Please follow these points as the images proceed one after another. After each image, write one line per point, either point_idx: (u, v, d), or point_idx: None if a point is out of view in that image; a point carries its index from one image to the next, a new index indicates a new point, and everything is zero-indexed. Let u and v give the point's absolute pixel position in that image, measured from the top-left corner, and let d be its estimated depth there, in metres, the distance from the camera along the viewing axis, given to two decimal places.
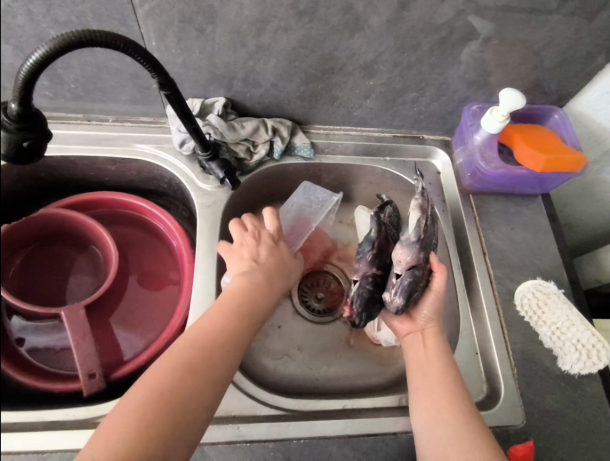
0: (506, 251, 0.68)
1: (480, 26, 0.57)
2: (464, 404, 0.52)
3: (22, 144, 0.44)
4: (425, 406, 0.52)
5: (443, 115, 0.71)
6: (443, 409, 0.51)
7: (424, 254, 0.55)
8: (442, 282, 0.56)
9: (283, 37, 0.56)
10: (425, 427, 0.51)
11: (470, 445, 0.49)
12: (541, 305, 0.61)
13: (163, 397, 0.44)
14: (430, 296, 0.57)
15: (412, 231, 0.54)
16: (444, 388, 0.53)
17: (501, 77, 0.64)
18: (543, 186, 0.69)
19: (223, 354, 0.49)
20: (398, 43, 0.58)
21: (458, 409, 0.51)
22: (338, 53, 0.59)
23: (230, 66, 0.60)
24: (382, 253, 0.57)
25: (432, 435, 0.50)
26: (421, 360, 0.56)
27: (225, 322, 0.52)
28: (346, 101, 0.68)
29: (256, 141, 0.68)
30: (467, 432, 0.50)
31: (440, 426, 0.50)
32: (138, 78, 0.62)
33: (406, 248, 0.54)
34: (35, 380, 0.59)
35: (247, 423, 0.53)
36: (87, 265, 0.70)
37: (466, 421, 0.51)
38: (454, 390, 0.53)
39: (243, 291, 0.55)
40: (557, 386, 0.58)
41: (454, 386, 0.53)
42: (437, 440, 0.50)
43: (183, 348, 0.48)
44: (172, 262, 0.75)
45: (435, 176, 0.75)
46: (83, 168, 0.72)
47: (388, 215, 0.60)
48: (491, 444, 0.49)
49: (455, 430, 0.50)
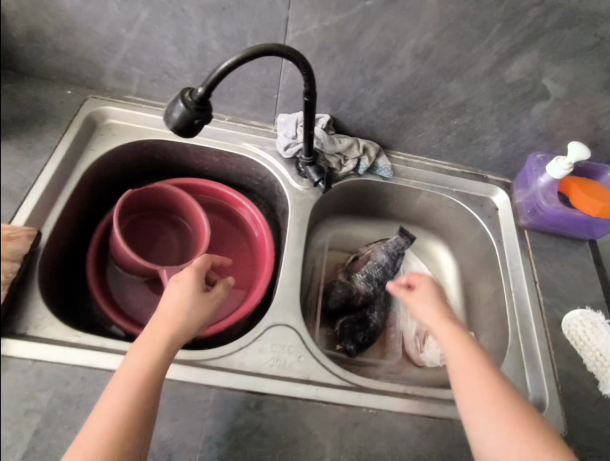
0: (555, 283, 0.76)
1: (555, 88, 0.69)
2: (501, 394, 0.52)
3: (193, 121, 0.56)
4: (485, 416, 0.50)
5: (509, 159, 0.82)
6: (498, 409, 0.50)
7: (344, 276, 0.82)
8: (407, 292, 0.64)
9: (395, 73, 0.69)
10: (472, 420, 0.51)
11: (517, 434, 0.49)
12: (587, 334, 0.67)
13: (129, 407, 0.46)
14: (422, 307, 0.61)
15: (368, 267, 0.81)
16: (481, 379, 0.52)
17: (566, 133, 0.75)
18: (592, 232, 0.78)
19: (156, 372, 0.49)
20: (487, 91, 0.70)
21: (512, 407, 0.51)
22: (436, 92, 0.71)
23: (344, 89, 0.72)
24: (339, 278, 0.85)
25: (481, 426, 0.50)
26: (460, 361, 0.54)
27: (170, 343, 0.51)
28: (429, 134, 0.79)
29: (347, 156, 0.80)
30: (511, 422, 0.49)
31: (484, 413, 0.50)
32: (265, 88, 0.75)
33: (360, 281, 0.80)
34: (132, 327, 0.69)
35: (324, 387, 0.60)
36: (176, 241, 0.82)
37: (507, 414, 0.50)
38: (487, 377, 0.53)
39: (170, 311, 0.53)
40: (597, 407, 0.64)
41: (487, 376, 0.53)
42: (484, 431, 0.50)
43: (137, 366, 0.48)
44: (250, 251, 0.85)
45: (494, 211, 0.85)
46: (193, 156, 0.84)
47: (367, 248, 0.86)
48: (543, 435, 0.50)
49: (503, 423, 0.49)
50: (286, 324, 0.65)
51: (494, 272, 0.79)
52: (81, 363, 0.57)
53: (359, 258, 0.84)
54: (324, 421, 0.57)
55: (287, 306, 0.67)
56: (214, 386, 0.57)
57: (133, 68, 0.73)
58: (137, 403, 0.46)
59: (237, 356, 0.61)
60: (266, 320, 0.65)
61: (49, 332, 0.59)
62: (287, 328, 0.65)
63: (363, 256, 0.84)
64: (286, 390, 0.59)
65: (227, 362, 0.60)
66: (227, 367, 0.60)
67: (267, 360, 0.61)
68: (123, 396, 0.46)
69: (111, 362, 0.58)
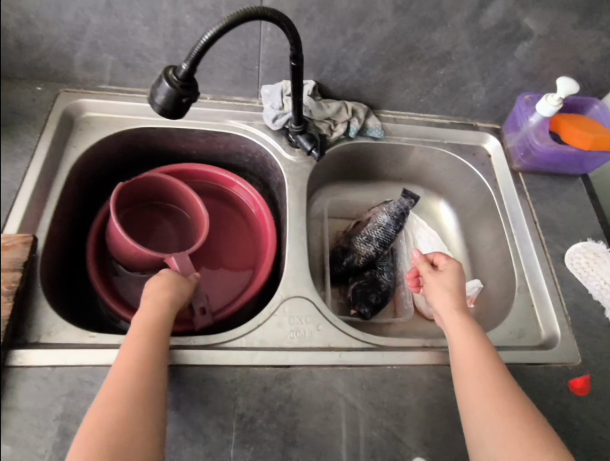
0: (554, 220, 0.77)
1: (539, 25, 0.68)
2: (501, 394, 0.50)
3: (181, 100, 0.54)
4: (476, 411, 0.50)
5: (497, 103, 0.82)
6: (490, 399, 0.50)
7: (346, 240, 0.84)
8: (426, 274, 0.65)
9: (377, 28, 0.67)
10: (474, 423, 0.50)
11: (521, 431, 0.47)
12: (590, 264, 0.70)
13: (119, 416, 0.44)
14: (439, 292, 0.62)
15: (369, 227, 0.82)
16: (479, 362, 0.53)
17: (552, 69, 0.75)
18: (584, 166, 0.79)
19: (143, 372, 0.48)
20: (471, 36, 0.69)
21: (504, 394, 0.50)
22: (419, 43, 0.70)
23: (326, 52, 0.70)
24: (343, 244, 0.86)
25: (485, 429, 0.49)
26: (464, 348, 0.55)
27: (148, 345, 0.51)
28: (416, 88, 0.78)
29: (336, 120, 0.78)
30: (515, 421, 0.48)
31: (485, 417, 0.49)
32: (245, 60, 0.72)
33: (361, 243, 0.81)
34: None
35: (347, 351, 0.61)
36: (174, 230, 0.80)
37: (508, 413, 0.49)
38: (489, 378, 0.52)
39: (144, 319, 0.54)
40: (606, 332, 0.67)
41: (490, 375, 0.52)
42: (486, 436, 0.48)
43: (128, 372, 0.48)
44: (250, 229, 0.84)
45: (487, 158, 0.85)
46: (179, 141, 0.81)
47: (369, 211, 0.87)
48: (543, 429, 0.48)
49: (507, 422, 0.48)
50: (302, 297, 0.65)
51: (494, 218, 0.80)
52: (101, 363, 0.55)
53: (360, 221, 0.86)
54: (352, 383, 0.58)
55: (298, 278, 0.67)
56: (240, 366, 0.58)
57: (104, 56, 0.70)
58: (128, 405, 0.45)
59: (257, 333, 0.61)
60: (279, 293, 0.65)
61: (61, 337, 0.58)
62: (303, 300, 0.65)
63: (364, 219, 0.85)
64: (309, 360, 0.59)
65: (248, 340, 0.61)
66: (248, 346, 0.60)
67: (287, 333, 0.62)
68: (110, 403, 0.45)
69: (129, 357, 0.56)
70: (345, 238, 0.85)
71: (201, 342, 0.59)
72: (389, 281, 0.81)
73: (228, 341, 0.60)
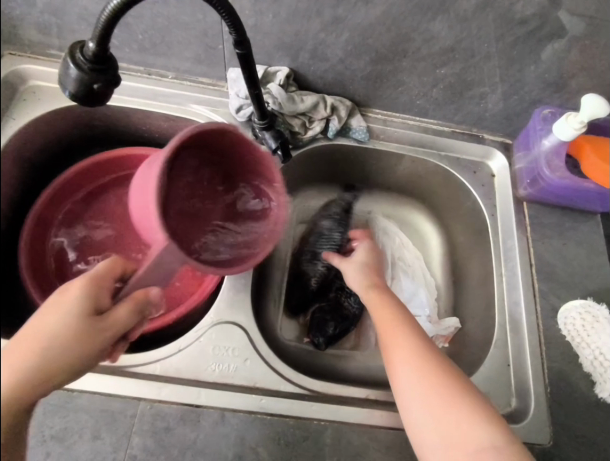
0: (555, 265, 0.65)
1: (570, 25, 0.53)
2: (430, 363, 0.50)
3: (92, 86, 0.43)
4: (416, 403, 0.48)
5: (510, 115, 0.68)
6: (428, 388, 0.48)
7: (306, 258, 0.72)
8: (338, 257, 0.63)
9: (362, 12, 0.54)
10: (403, 396, 0.49)
11: (453, 402, 0.48)
12: (587, 328, 0.58)
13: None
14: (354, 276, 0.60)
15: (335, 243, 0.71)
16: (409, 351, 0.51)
17: (582, 82, 0.60)
18: (605, 204, 0.66)
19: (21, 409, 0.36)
20: (481, 31, 0.55)
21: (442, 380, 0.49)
22: (415, 35, 0.56)
23: (301, 35, 0.58)
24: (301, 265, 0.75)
25: (414, 398, 0.48)
26: (390, 341, 0.53)
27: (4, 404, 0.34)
28: (411, 87, 0.65)
29: (312, 117, 0.67)
30: (442, 386, 0.48)
31: (412, 387, 0.49)
32: (207, 36, 0.61)
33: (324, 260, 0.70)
34: None
35: (271, 396, 0.53)
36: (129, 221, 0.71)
37: (436, 381, 0.49)
38: (414, 342, 0.52)
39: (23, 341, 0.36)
40: (590, 411, 0.57)
41: (415, 347, 0.51)
42: (415, 407, 0.48)
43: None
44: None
45: (490, 178, 0.72)
46: (135, 121, 0.71)
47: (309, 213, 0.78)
48: (472, 400, 0.48)
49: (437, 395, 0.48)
50: (236, 323, 0.57)
51: (485, 251, 0.68)
52: None
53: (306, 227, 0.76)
54: (269, 436, 0.50)
55: (237, 299, 0.58)
56: (145, 399, 0.50)
57: (45, 17, 0.60)
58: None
59: (175, 360, 0.53)
60: (210, 316, 0.57)
61: None
62: (235, 327, 0.56)
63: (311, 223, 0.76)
64: (225, 402, 0.52)
65: (163, 368, 0.53)
66: (161, 375, 0.52)
67: (208, 364, 0.54)
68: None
69: None
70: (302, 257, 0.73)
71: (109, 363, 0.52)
72: (354, 308, 0.70)
73: (140, 366, 0.52)
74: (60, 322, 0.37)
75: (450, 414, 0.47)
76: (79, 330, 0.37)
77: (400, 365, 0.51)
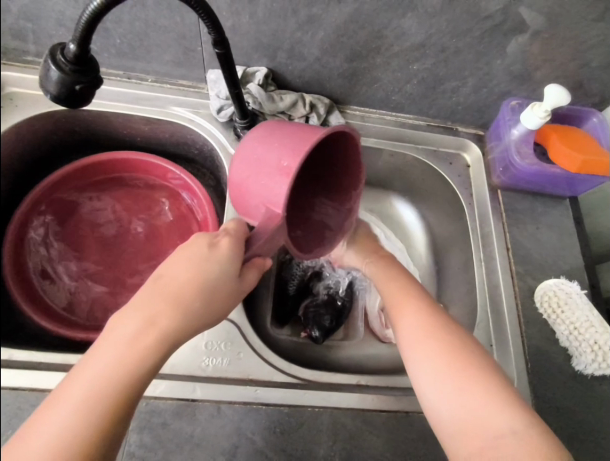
0: (530, 248, 0.68)
1: (531, 19, 0.57)
2: (437, 322, 0.53)
3: (75, 87, 0.44)
4: (430, 370, 0.49)
5: (481, 107, 0.71)
6: (443, 355, 0.50)
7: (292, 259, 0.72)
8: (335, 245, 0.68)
9: (335, 11, 0.56)
10: (416, 366, 0.51)
11: (456, 357, 0.49)
12: (560, 304, 0.61)
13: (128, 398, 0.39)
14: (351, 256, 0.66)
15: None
16: (422, 321, 0.53)
17: (545, 73, 0.64)
18: (572, 188, 0.69)
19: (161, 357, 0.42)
20: (449, 27, 0.58)
21: (457, 348, 0.50)
22: (387, 32, 0.59)
23: (277, 35, 0.60)
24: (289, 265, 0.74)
25: (420, 355, 0.51)
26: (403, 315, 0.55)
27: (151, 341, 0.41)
28: (386, 83, 0.67)
29: (292, 116, 0.68)
30: (447, 344, 0.51)
31: (419, 347, 0.51)
32: (185, 39, 0.62)
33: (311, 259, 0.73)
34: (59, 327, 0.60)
35: (265, 386, 0.54)
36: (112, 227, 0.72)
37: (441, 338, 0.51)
38: (426, 311, 0.55)
39: (178, 293, 0.44)
40: (568, 383, 0.60)
41: (430, 316, 0.54)
42: (424, 368, 0.50)
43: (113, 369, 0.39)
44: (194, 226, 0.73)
45: (466, 169, 0.75)
46: (116, 125, 0.72)
47: None
48: (485, 363, 0.50)
49: (442, 352, 0.50)
50: (227, 320, 0.57)
51: (464, 238, 0.71)
52: None
53: None
54: (265, 425, 0.52)
55: None
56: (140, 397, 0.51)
57: (21, 23, 0.60)
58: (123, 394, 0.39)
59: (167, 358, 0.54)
60: None
61: None
62: (225, 323, 0.57)
63: None
64: (220, 395, 0.53)
65: None
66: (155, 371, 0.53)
67: (201, 360, 0.54)
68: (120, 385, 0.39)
69: (11, 379, 0.50)
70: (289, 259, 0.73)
71: None
72: (346, 301, 0.72)
73: None
74: (221, 280, 0.46)
75: (455, 368, 0.49)
76: (226, 289, 0.46)
77: (413, 334, 0.53)
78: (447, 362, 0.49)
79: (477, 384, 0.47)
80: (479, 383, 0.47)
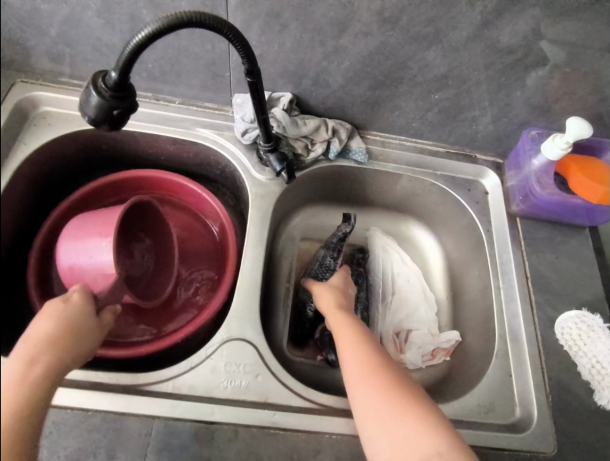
0: (549, 278, 0.68)
1: (553, 54, 0.58)
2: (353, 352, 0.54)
3: (112, 111, 0.46)
4: (373, 419, 0.48)
5: (500, 136, 0.72)
6: (385, 403, 0.48)
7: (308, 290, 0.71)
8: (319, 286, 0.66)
9: (361, 42, 0.58)
10: (361, 414, 0.49)
11: (390, 405, 0.48)
12: (583, 338, 0.61)
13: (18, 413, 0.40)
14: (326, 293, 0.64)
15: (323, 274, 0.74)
16: (363, 365, 0.52)
17: (565, 105, 0.65)
18: (592, 219, 0.69)
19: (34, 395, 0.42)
20: (471, 60, 0.59)
21: (401, 394, 0.49)
22: (411, 63, 0.60)
23: (304, 64, 0.62)
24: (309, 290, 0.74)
25: (362, 404, 0.49)
26: (350, 357, 0.54)
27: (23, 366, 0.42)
28: (407, 111, 0.69)
29: (314, 139, 0.70)
30: (391, 391, 0.49)
31: (361, 396, 0.50)
32: (214, 65, 0.64)
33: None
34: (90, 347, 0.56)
35: (282, 411, 0.54)
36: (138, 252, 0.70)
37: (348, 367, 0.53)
38: (367, 354, 0.53)
39: (51, 332, 0.46)
40: (590, 418, 0.59)
41: (367, 360, 0.53)
42: (368, 416, 0.48)
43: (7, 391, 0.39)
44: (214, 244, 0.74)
45: (484, 196, 0.76)
46: (142, 144, 0.74)
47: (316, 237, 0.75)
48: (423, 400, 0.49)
49: (382, 398, 0.49)
50: (246, 340, 0.58)
51: (483, 266, 0.71)
52: None
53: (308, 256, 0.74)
54: (282, 451, 0.51)
55: (245, 317, 0.60)
56: (159, 417, 0.51)
57: (59, 47, 0.63)
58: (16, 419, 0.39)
59: (187, 377, 0.54)
60: (220, 334, 0.58)
61: None
62: (245, 343, 0.58)
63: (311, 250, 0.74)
64: (238, 417, 0.52)
65: (176, 386, 0.54)
66: (175, 392, 0.53)
67: (220, 381, 0.55)
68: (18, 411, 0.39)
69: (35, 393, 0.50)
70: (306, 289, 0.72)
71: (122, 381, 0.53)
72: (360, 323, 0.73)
73: (153, 384, 0.53)
74: (78, 317, 0.49)
75: (391, 417, 0.47)
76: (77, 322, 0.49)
77: (357, 378, 0.51)
78: (389, 409, 0.48)
79: (412, 428, 0.47)
80: (419, 432, 0.46)
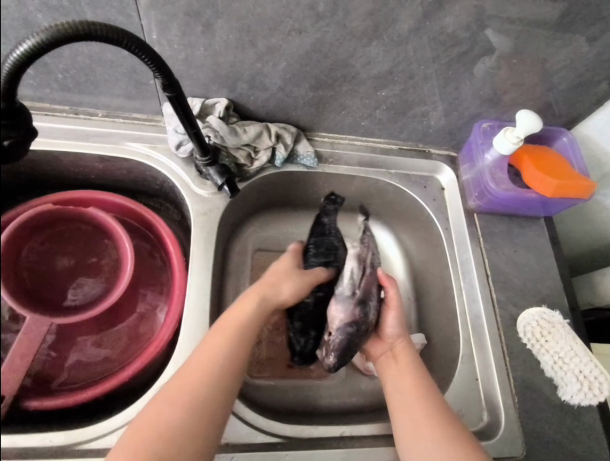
0: (509, 273, 0.67)
1: (500, 44, 0.54)
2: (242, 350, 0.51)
3: (4, 144, 0.38)
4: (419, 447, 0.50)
5: (452, 129, 0.69)
6: (427, 427, 0.50)
7: (361, 309, 0.58)
8: (395, 296, 0.61)
9: (296, 41, 0.52)
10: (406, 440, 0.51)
11: (442, 436, 0.50)
12: (545, 334, 0.59)
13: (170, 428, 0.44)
14: (390, 313, 0.61)
15: (347, 284, 0.60)
16: (417, 399, 0.53)
17: (514, 96, 0.62)
18: (547, 209, 0.68)
19: (215, 400, 0.47)
20: (415, 55, 0.55)
21: (442, 421, 0.51)
22: (352, 60, 0.56)
23: (236, 67, 0.56)
24: (339, 298, 0.59)
25: (420, 444, 0.50)
26: (405, 389, 0.54)
27: (203, 400, 0.46)
28: (354, 110, 0.64)
29: (257, 147, 0.65)
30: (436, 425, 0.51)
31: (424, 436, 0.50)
32: (135, 73, 0.57)
33: (340, 304, 0.59)
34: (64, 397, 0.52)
35: (242, 452, 0.50)
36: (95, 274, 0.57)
37: (216, 377, 0.48)
38: (418, 385, 0.54)
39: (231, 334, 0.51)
40: (555, 414, 0.58)
41: (422, 393, 0.54)
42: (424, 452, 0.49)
43: (144, 429, 0.44)
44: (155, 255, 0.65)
45: (440, 191, 0.73)
46: (66, 165, 0.65)
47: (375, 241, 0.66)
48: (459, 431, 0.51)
49: (425, 422, 0.51)
50: None
51: (442, 266, 0.69)
52: None
53: (370, 270, 0.61)
54: None
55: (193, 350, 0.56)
56: None
57: None
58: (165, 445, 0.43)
59: None
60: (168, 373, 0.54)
61: None
62: None
63: (370, 265, 0.62)
64: None
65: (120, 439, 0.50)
66: None
67: None
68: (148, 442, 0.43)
69: None
70: (359, 306, 0.58)
71: (55, 442, 0.48)
72: (305, 311, 0.61)
73: (94, 439, 0.49)
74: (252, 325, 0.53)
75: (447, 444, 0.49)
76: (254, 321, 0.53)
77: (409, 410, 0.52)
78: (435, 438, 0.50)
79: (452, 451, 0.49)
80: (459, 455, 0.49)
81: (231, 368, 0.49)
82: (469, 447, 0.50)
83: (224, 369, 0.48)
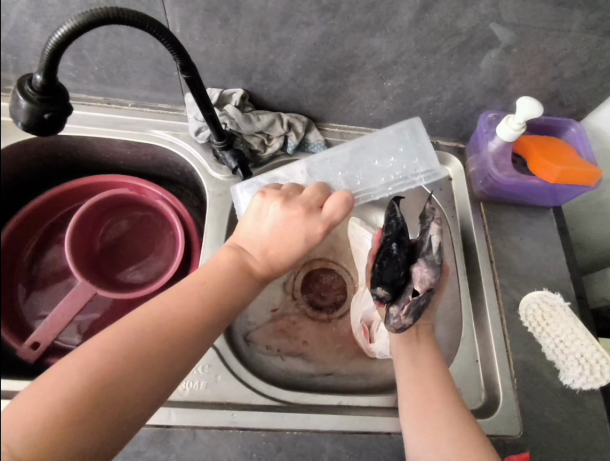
0: (513, 260, 0.67)
1: (500, 34, 0.57)
2: (208, 328, 0.44)
3: (43, 116, 0.43)
4: (424, 420, 0.52)
5: (459, 120, 0.71)
6: (434, 402, 0.53)
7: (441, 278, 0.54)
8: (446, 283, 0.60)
9: (304, 33, 0.57)
10: (413, 412, 0.53)
11: (448, 409, 0.52)
12: (545, 318, 0.61)
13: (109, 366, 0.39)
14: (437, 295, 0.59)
15: (437, 252, 0.52)
16: (429, 377, 0.55)
17: (518, 86, 0.64)
18: (556, 198, 0.69)
19: (168, 358, 0.41)
20: (417, 45, 0.58)
21: (447, 398, 0.53)
22: (358, 51, 0.60)
23: (251, 58, 0.61)
24: (429, 256, 0.52)
25: (425, 417, 0.52)
26: (417, 368, 0.56)
27: (152, 363, 0.40)
28: (362, 100, 0.68)
29: (270, 134, 0.69)
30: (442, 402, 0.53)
31: (433, 409, 0.52)
32: (160, 65, 0.63)
33: (432, 267, 0.52)
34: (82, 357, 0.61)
35: (242, 410, 0.54)
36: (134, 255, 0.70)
37: (173, 343, 0.42)
38: (432, 364, 0.57)
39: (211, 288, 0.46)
40: (556, 398, 0.58)
41: (435, 372, 0.56)
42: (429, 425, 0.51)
43: (75, 370, 0.38)
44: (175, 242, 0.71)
45: (447, 182, 0.75)
46: (98, 150, 0.72)
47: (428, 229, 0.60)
48: (462, 409, 0.53)
49: (433, 398, 0.53)
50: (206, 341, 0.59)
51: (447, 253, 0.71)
52: None
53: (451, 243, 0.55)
54: (242, 451, 0.51)
55: None
56: None
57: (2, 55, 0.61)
58: (97, 379, 0.38)
59: None
60: None
61: None
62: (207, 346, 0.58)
63: None
64: (196, 420, 0.52)
65: None
66: None
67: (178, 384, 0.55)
68: (85, 367, 0.38)
69: None
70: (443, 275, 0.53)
71: None
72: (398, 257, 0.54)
73: None
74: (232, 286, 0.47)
75: (451, 420, 0.51)
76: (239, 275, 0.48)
77: (420, 386, 0.55)
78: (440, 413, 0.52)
79: (456, 426, 0.51)
80: (463, 430, 0.50)
81: (200, 328, 0.44)
82: (472, 424, 0.51)
83: (185, 333, 0.43)
